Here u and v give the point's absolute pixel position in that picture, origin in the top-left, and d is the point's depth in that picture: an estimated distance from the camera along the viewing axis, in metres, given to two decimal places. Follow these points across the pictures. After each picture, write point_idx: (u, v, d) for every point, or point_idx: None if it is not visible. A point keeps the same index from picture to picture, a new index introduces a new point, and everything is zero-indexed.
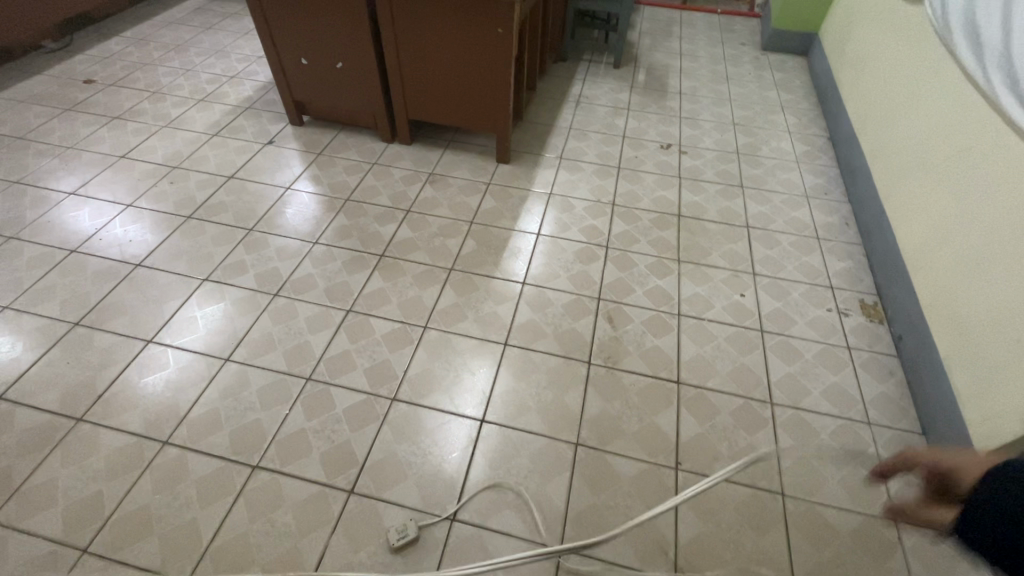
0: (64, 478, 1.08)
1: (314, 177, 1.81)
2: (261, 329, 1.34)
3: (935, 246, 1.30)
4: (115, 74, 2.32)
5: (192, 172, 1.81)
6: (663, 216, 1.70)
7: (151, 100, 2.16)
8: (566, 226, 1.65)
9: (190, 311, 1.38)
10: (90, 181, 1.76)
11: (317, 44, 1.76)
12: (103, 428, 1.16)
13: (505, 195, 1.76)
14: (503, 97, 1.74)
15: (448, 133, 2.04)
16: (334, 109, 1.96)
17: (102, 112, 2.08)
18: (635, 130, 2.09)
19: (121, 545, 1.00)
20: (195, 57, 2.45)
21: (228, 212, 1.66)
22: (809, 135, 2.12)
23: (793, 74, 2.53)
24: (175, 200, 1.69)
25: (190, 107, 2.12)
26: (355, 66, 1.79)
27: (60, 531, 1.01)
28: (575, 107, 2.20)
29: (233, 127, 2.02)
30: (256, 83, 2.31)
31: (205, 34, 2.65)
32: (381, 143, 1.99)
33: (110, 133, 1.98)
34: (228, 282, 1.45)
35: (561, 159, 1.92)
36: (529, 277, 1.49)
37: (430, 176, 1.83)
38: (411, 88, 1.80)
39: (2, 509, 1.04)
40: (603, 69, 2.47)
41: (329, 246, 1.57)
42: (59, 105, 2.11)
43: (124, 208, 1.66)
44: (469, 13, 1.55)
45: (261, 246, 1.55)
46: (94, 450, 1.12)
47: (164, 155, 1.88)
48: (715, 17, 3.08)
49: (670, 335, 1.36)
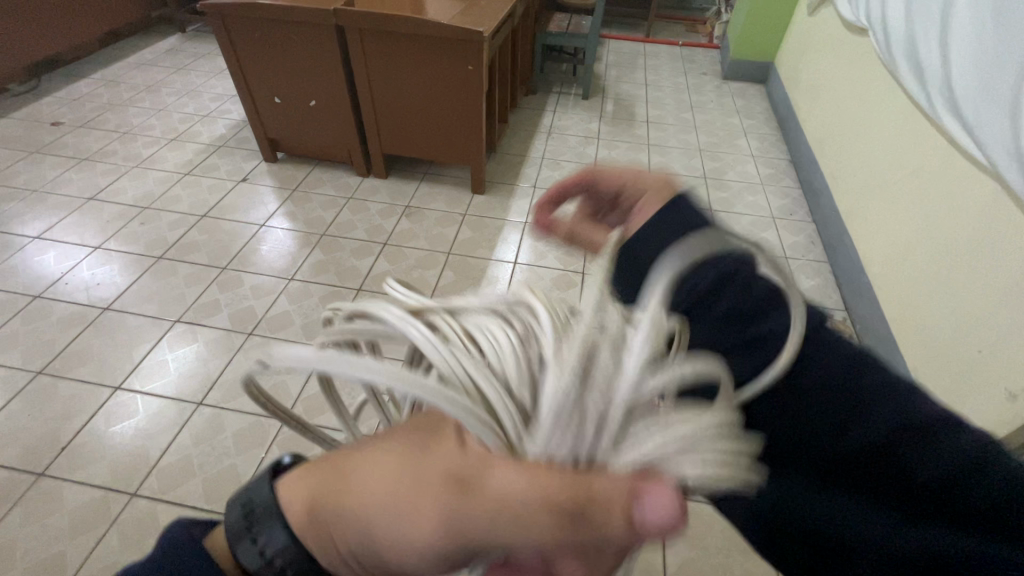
0: (24, 539, 1.05)
1: (289, 214, 1.83)
2: (236, 370, 1.34)
3: (897, 261, 1.35)
4: (84, 115, 2.36)
5: (163, 213, 1.83)
6: None
7: (121, 141, 2.20)
8: (543, 254, 1.67)
9: (161, 354, 1.38)
10: (55, 225, 1.78)
11: (291, 85, 1.80)
12: (69, 480, 1.13)
13: (481, 225, 1.79)
14: (475, 129, 1.77)
15: (423, 164, 2.07)
16: (308, 145, 1.98)
17: (72, 154, 2.12)
18: (606, 158, 2.15)
19: None
20: (167, 97, 2.52)
21: (201, 251, 1.68)
22: (771, 159, 2.21)
23: (753, 101, 2.66)
24: (145, 241, 1.71)
25: (162, 147, 2.16)
26: (328, 105, 1.82)
27: None
28: (546, 137, 2.26)
29: (205, 166, 2.05)
30: (228, 120, 2.35)
31: (177, 75, 2.72)
32: (356, 178, 2.01)
33: (78, 174, 2.01)
34: (201, 323, 1.46)
35: (535, 188, 1.96)
36: None
37: (406, 209, 1.85)
38: (385, 123, 1.83)
39: None
40: (573, 100, 2.55)
41: (305, 282, 1.58)
42: (26, 148, 2.14)
43: (92, 251, 1.68)
44: (440, 50, 1.59)
45: (235, 285, 1.56)
46: (59, 505, 1.09)
47: (134, 196, 1.90)
48: (677, 49, 3.22)
49: None
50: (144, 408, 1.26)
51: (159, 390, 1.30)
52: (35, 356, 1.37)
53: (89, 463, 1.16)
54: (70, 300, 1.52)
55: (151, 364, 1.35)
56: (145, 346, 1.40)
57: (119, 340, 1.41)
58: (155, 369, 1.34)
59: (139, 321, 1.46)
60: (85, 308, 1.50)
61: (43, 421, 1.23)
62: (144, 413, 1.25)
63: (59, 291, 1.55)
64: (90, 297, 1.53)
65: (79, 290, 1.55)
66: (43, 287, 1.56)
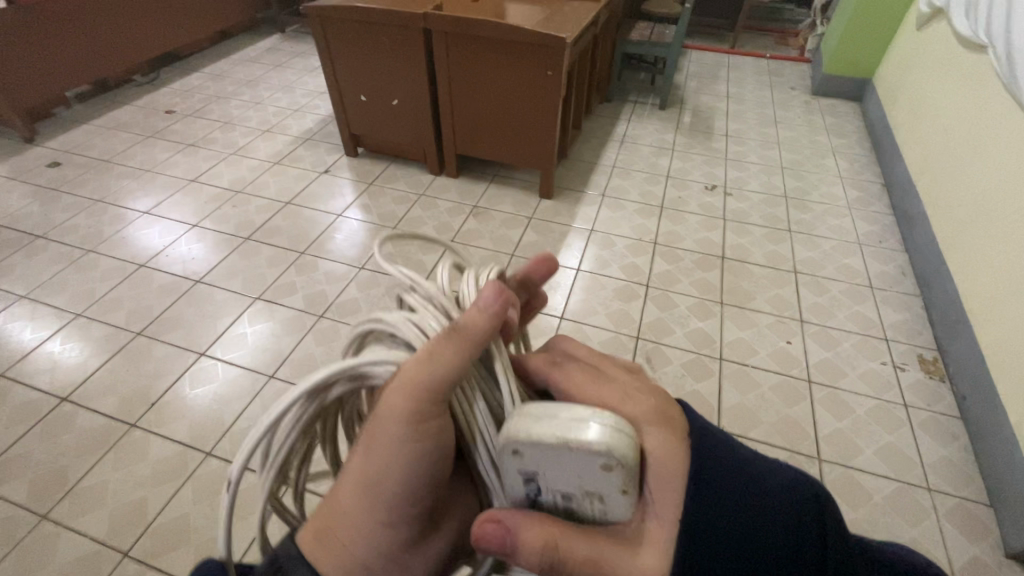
0: (113, 482, 1.16)
1: (363, 206, 1.92)
2: (305, 348, 1.42)
3: (1003, 302, 1.22)
4: (193, 105, 2.60)
5: (253, 197, 1.98)
6: (706, 257, 1.67)
7: (222, 130, 2.40)
8: (607, 263, 1.65)
9: (241, 328, 1.49)
10: (162, 203, 1.97)
11: (377, 84, 1.89)
12: (154, 434, 1.25)
13: (547, 229, 1.79)
14: (549, 134, 1.78)
15: (495, 167, 2.11)
16: (387, 143, 2.07)
17: (180, 139, 2.34)
18: (680, 170, 2.09)
19: (160, 551, 1.05)
20: (264, 92, 2.72)
21: (283, 235, 1.80)
22: (861, 181, 2.06)
23: (844, 120, 2.49)
24: (235, 222, 1.86)
25: (256, 137, 2.34)
26: (409, 105, 1.90)
27: (105, 532, 1.08)
28: (619, 146, 2.23)
29: (293, 157, 2.20)
30: (317, 116, 2.51)
31: (274, 72, 2.93)
32: (429, 176, 2.08)
33: (183, 158, 2.22)
34: (278, 302, 1.56)
35: (604, 197, 1.94)
36: (567, 312, 1.49)
37: (474, 209, 1.89)
38: (462, 125, 1.88)
39: (56, 505, 1.12)
40: (648, 110, 2.50)
41: (374, 272, 1.65)
42: (142, 132, 2.39)
43: (190, 228, 1.84)
44: (521, 54, 1.62)
45: (311, 269, 1.66)
46: (144, 457, 1.20)
47: (229, 180, 2.07)
48: (764, 62, 3.08)
49: (712, 380, 1.32)
50: (223, 375, 1.36)
51: (237, 361, 1.40)
52: (135, 318, 1.52)
53: (172, 420, 1.27)
54: (168, 271, 1.67)
55: (232, 336, 1.46)
56: (228, 318, 1.51)
57: (207, 310, 1.54)
58: (235, 340, 1.45)
59: (225, 296, 1.58)
60: (180, 279, 1.64)
61: (137, 377, 1.37)
62: (222, 380, 1.35)
63: (159, 262, 1.71)
64: (184, 269, 1.68)
65: (176, 262, 1.70)
66: (146, 257, 1.73)
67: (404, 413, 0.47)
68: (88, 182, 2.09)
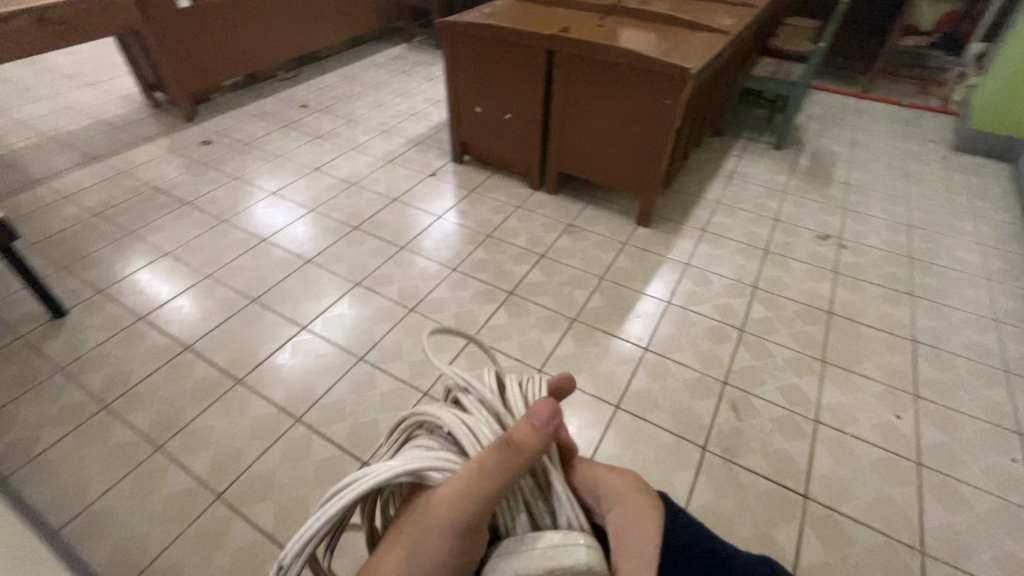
0: (217, 428, 1.29)
1: (463, 212, 2.01)
2: (394, 337, 1.50)
3: None
4: (324, 102, 2.87)
5: (365, 191, 2.13)
6: (810, 309, 1.56)
7: (346, 126, 2.62)
8: (699, 300, 1.59)
9: (340, 309, 1.60)
10: (287, 186, 2.18)
11: (494, 98, 1.98)
12: (255, 393, 1.37)
13: (640, 257, 1.76)
14: (656, 162, 1.76)
15: (594, 189, 2.12)
16: (493, 154, 2.16)
17: (309, 132, 2.58)
18: (790, 214, 1.98)
19: (248, 500, 1.15)
20: (387, 95, 2.94)
21: (387, 229, 1.92)
22: (1006, 252, 1.84)
23: (991, 181, 2.24)
24: (347, 212, 2.01)
25: (375, 136, 2.53)
26: (521, 120, 1.97)
27: (205, 473, 1.20)
28: (725, 181, 2.16)
29: (405, 157, 2.35)
30: (430, 122, 2.66)
31: (398, 78, 3.16)
32: (528, 190, 2.13)
33: (311, 148, 2.44)
34: (375, 290, 1.66)
35: (704, 232, 1.88)
36: (652, 344, 1.45)
37: (569, 228, 1.91)
38: (569, 144, 1.91)
39: (170, 441, 1.26)
40: (761, 148, 2.40)
41: (465, 275, 1.71)
42: (280, 122, 2.67)
43: (308, 212, 2.02)
44: (641, 81, 1.62)
45: (408, 264, 1.76)
46: (245, 412, 1.32)
47: (347, 173, 2.25)
48: (899, 109, 2.85)
49: (803, 442, 1.22)
50: (319, 350, 1.47)
51: (333, 339, 1.51)
52: (252, 286, 1.69)
53: (271, 383, 1.39)
54: (285, 248, 1.85)
55: (331, 315, 1.58)
56: (330, 299, 1.64)
57: (313, 289, 1.68)
58: (333, 319, 1.57)
59: (330, 278, 1.71)
60: (294, 256, 1.81)
61: (247, 339, 1.51)
62: (318, 354, 1.46)
63: (279, 239, 1.89)
64: (299, 248, 1.84)
65: (292, 241, 1.88)
66: (269, 233, 1.92)
67: (451, 527, 0.44)
68: (230, 161, 2.36)
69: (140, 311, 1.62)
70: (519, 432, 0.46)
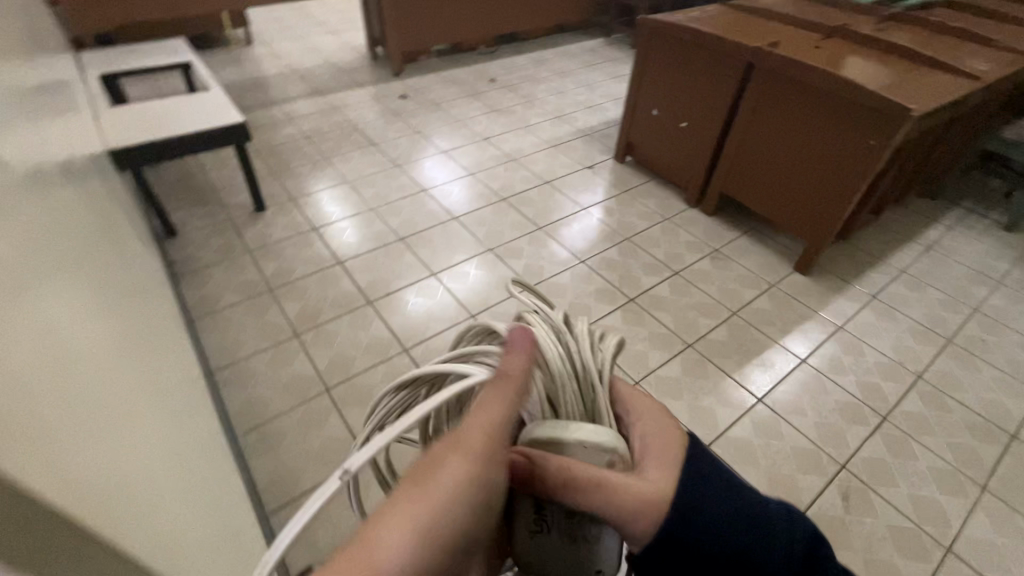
0: (341, 335, 1.48)
1: (608, 209, 1.99)
2: (507, 307, 1.57)
3: None
4: (512, 80, 3.03)
5: (523, 168, 2.22)
6: (987, 424, 1.28)
7: (524, 106, 2.74)
8: (842, 369, 1.40)
9: (468, 267, 1.71)
10: (457, 148, 2.36)
11: (674, 103, 1.91)
12: (378, 316, 1.54)
13: (784, 304, 1.60)
14: (837, 206, 1.56)
15: (755, 220, 1.95)
16: (656, 160, 2.10)
17: (491, 104, 2.75)
18: (997, 309, 1.62)
19: (348, 402, 1.31)
20: (570, 85, 3.00)
21: (532, 207, 1.99)
22: None
23: None
24: (501, 183, 2.13)
25: (547, 120, 2.61)
26: (696, 131, 1.88)
27: (323, 367, 1.39)
28: (920, 250, 1.84)
29: (568, 146, 2.40)
30: (604, 117, 2.67)
31: (585, 70, 3.21)
32: (682, 205, 2.03)
33: (487, 119, 2.61)
34: (504, 260, 1.74)
35: (873, 298, 1.63)
36: (768, 397, 1.32)
37: (713, 252, 1.79)
38: (740, 166, 1.78)
39: (305, 333, 1.48)
40: (984, 224, 1.99)
41: (592, 269, 1.71)
42: (468, 91, 2.89)
43: (468, 175, 2.17)
44: (846, 113, 1.44)
45: (541, 244, 1.81)
46: (366, 329, 1.49)
47: (511, 148, 2.37)
48: None
49: (923, 566, 1.02)
50: (440, 297, 1.59)
51: (455, 291, 1.62)
52: (403, 227, 1.88)
53: (393, 313, 1.54)
54: (439, 201, 2.02)
55: (459, 270, 1.70)
56: (463, 256, 1.76)
57: (451, 243, 1.81)
58: (460, 275, 1.68)
59: (468, 237, 1.83)
60: (444, 211, 1.96)
61: (386, 270, 1.70)
62: (438, 300, 1.58)
63: (436, 192, 2.07)
64: (450, 205, 1.99)
65: (447, 197, 2.04)
66: (430, 185, 2.11)
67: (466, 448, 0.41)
68: (418, 116, 2.62)
69: (314, 223, 1.90)
70: (507, 364, 0.47)
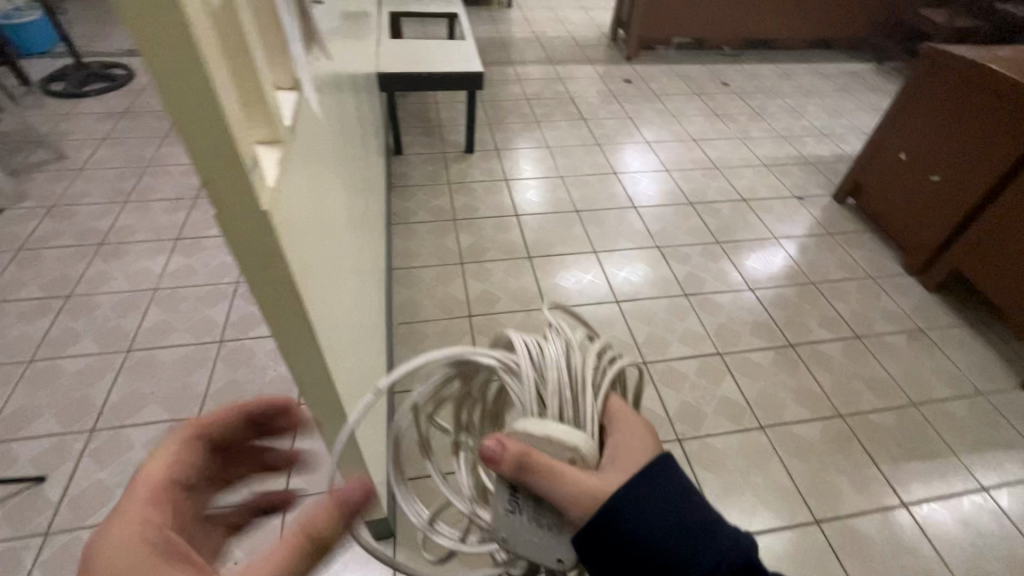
0: (497, 276, 1.63)
1: (802, 246, 1.81)
2: (654, 305, 1.56)
3: None
4: (745, 88, 2.83)
5: (722, 179, 2.11)
6: None
7: (749, 117, 2.56)
8: None
9: (630, 257, 1.73)
10: (661, 142, 2.33)
11: (932, 152, 1.62)
12: (533, 272, 1.65)
13: (989, 420, 1.30)
14: None
15: (991, 315, 1.59)
16: (883, 212, 1.82)
17: (713, 107, 2.63)
18: None
19: (483, 333, 1.46)
20: (811, 106, 2.70)
21: (717, 220, 1.90)
22: None
23: None
24: (694, 188, 2.06)
25: (769, 137, 2.41)
26: (948, 191, 1.58)
27: (473, 297, 1.56)
28: None
29: (783, 169, 2.19)
30: (838, 149, 2.37)
31: (837, 94, 2.84)
32: (897, 269, 1.75)
33: (703, 121, 2.51)
34: (669, 261, 1.71)
35: None
36: (919, 510, 1.12)
37: (915, 331, 1.52)
38: (993, 246, 1.46)
39: (469, 263, 1.67)
40: None
41: (758, 301, 1.59)
42: (695, 89, 2.79)
43: (663, 170, 2.14)
44: None
45: (712, 258, 1.73)
46: (519, 279, 1.63)
47: (718, 156, 2.25)
48: None
49: None
50: (593, 275, 1.65)
51: (609, 274, 1.66)
52: (583, 201, 1.96)
53: (547, 274, 1.65)
54: (625, 188, 2.04)
55: (620, 257, 1.72)
56: (629, 244, 1.77)
57: (623, 229, 1.83)
58: (620, 261, 1.70)
59: (641, 229, 1.84)
60: (625, 198, 1.98)
61: (554, 234, 1.80)
62: (590, 277, 1.64)
63: (625, 179, 2.09)
64: (634, 194, 2.00)
65: (634, 186, 2.05)
66: (622, 170, 2.14)
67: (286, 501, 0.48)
68: (635, 103, 2.64)
69: (508, 175, 2.08)
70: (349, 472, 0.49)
